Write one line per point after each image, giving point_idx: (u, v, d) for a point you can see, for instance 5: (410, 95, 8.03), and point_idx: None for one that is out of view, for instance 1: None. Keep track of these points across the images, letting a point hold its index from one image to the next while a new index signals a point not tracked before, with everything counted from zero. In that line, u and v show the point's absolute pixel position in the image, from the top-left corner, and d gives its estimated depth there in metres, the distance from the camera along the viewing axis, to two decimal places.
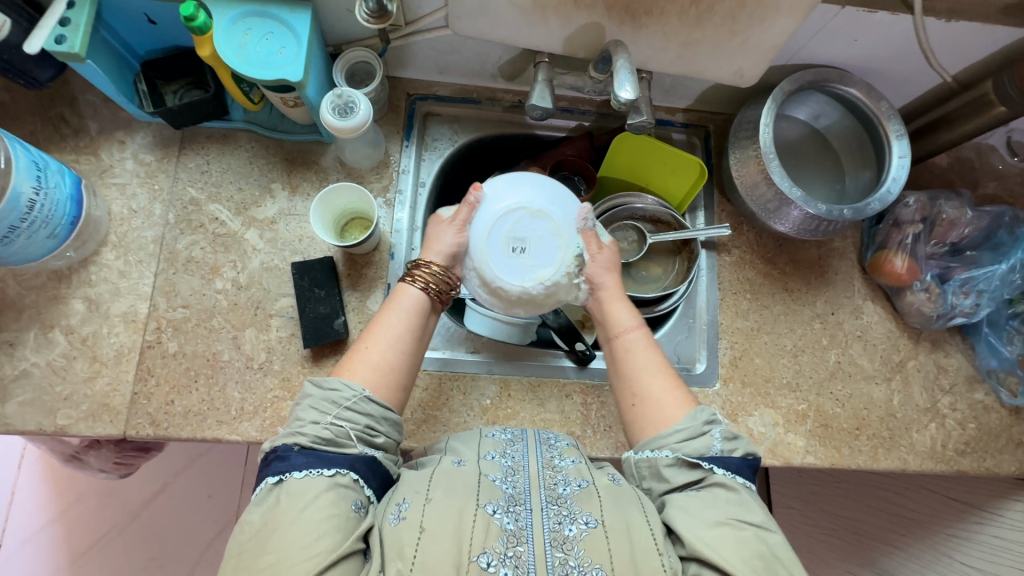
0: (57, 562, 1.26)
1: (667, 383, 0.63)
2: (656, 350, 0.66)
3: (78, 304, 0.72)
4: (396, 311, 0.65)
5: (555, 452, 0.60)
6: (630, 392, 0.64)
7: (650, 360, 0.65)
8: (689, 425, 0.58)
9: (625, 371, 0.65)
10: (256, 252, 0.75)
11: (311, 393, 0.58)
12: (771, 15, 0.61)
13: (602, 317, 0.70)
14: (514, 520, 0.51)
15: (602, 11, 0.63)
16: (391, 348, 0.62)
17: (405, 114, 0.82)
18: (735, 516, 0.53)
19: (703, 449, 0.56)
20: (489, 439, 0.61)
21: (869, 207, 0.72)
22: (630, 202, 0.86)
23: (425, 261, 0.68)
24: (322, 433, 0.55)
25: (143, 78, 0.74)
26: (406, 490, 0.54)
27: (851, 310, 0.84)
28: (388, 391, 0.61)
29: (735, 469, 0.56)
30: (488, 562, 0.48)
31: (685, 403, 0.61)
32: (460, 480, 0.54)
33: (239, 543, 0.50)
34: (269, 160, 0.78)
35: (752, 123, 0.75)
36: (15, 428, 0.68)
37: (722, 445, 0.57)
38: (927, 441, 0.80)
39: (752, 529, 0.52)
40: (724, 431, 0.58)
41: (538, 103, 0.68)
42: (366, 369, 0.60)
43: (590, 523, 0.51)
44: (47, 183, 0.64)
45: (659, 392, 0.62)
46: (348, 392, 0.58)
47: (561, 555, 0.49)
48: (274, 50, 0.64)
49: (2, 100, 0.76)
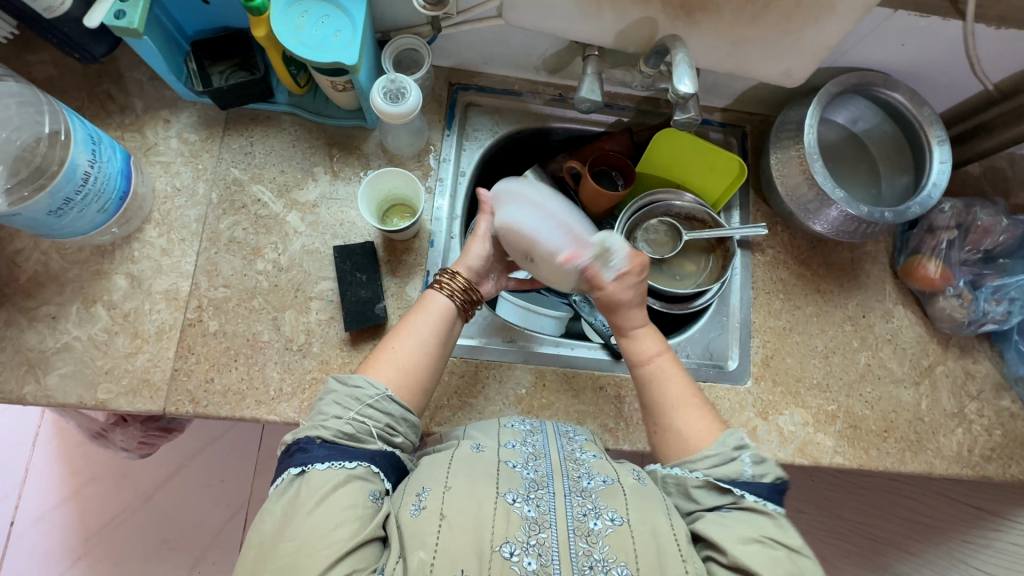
0: (70, 540, 1.26)
1: (697, 411, 0.64)
2: (683, 374, 0.67)
3: (120, 280, 0.72)
4: (422, 315, 0.67)
5: (575, 445, 0.62)
6: (658, 420, 0.65)
7: (676, 387, 0.66)
8: (719, 451, 0.59)
9: (658, 399, 0.66)
10: (297, 234, 0.75)
11: (335, 389, 0.61)
12: (826, 15, 0.62)
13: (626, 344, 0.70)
14: (535, 507, 0.53)
15: (657, 6, 0.64)
16: (414, 348, 0.64)
17: (447, 103, 0.82)
18: (766, 535, 0.54)
19: (735, 473, 0.57)
20: (508, 428, 0.62)
21: (910, 210, 0.73)
22: (668, 198, 0.86)
23: (452, 268, 0.69)
24: (344, 428, 0.57)
25: (193, 57, 0.74)
26: (424, 479, 0.55)
27: (882, 314, 0.84)
28: (407, 391, 0.62)
29: (767, 495, 0.57)
30: (511, 551, 0.49)
31: (713, 428, 0.63)
32: (481, 466, 0.56)
33: (256, 532, 0.51)
34: (312, 144, 0.78)
35: (796, 123, 0.76)
36: (56, 400, 0.68)
37: (753, 470, 0.58)
38: (954, 445, 0.80)
39: (785, 550, 0.53)
40: (754, 455, 0.59)
41: (588, 95, 0.70)
42: (391, 368, 0.63)
43: (615, 519, 0.52)
44: (101, 157, 0.63)
45: (688, 423, 0.63)
46: (371, 390, 0.60)
47: (585, 546, 0.51)
48: (329, 33, 0.64)
49: (49, 74, 0.76)
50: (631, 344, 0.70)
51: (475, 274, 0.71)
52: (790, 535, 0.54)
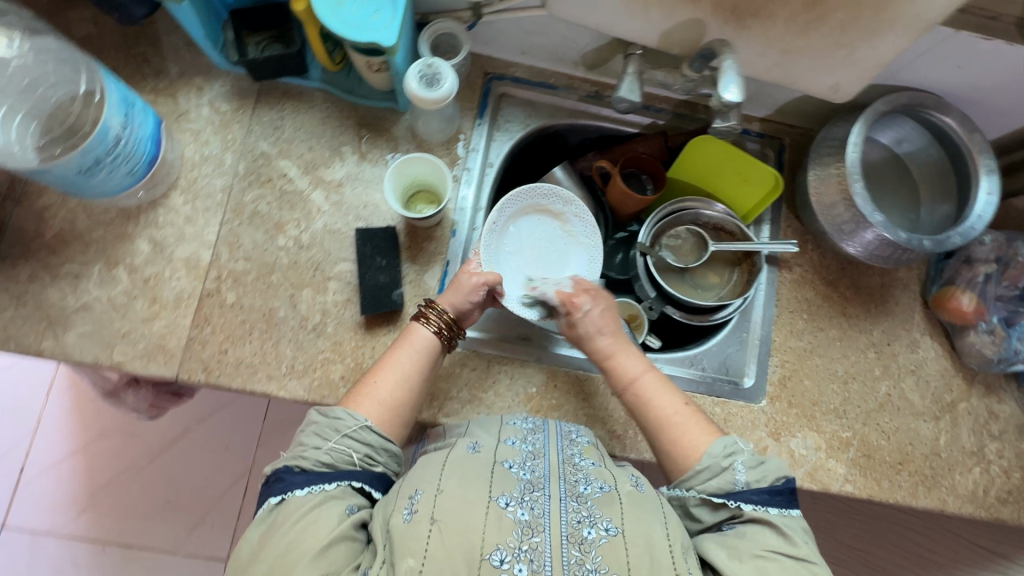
0: (75, 492, 1.29)
1: (690, 421, 0.64)
2: (673, 387, 0.67)
3: (143, 244, 0.72)
4: (406, 348, 0.66)
5: (575, 449, 0.61)
6: (656, 441, 0.65)
7: (668, 402, 0.65)
8: (712, 462, 0.60)
9: (648, 423, 0.66)
10: (321, 213, 0.75)
11: (315, 420, 0.61)
12: (884, 30, 0.59)
13: (609, 367, 0.69)
14: (529, 510, 0.53)
15: (708, 8, 0.61)
16: (396, 381, 0.64)
17: (481, 91, 0.81)
18: (769, 546, 0.54)
19: (727, 485, 0.58)
20: (509, 426, 0.63)
21: (950, 240, 0.70)
22: (698, 207, 0.84)
23: (438, 303, 0.69)
24: (322, 458, 0.58)
25: (230, 26, 0.74)
26: (417, 482, 0.55)
27: (908, 343, 0.82)
28: (390, 424, 0.62)
29: (767, 501, 0.57)
30: (501, 559, 0.49)
31: (706, 435, 0.63)
32: (475, 469, 0.56)
33: (237, 556, 0.54)
34: (342, 122, 0.78)
35: (838, 141, 0.73)
36: (73, 357, 0.69)
37: (748, 476, 0.59)
38: (970, 484, 0.78)
39: (790, 560, 0.54)
40: (746, 461, 0.60)
41: (626, 95, 0.68)
42: (373, 403, 0.62)
43: (610, 529, 0.52)
44: (133, 121, 0.63)
45: (682, 434, 0.63)
46: (350, 421, 0.60)
47: (577, 554, 0.50)
48: (369, 12, 0.63)
49: (88, 33, 0.76)
50: (613, 365, 0.69)
51: (461, 313, 0.70)
52: (797, 545, 0.55)
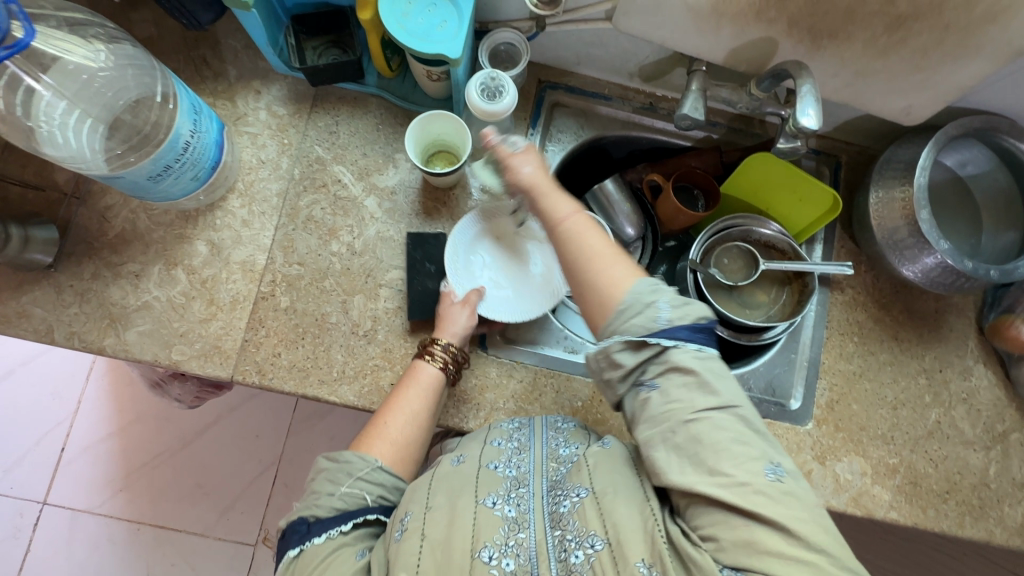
0: (113, 473, 1.33)
1: (616, 260, 0.56)
2: (600, 227, 0.58)
3: (201, 246, 0.73)
4: (412, 388, 0.66)
5: (561, 437, 0.64)
6: (581, 285, 0.57)
7: (596, 238, 0.57)
8: (636, 302, 0.54)
9: (574, 256, 0.57)
10: (374, 220, 0.75)
11: (326, 465, 0.62)
12: (969, 55, 0.57)
13: (539, 202, 0.60)
14: (515, 506, 0.57)
15: (783, 27, 0.60)
16: (406, 421, 0.65)
17: (535, 100, 0.80)
18: (695, 408, 0.51)
19: (651, 325, 0.53)
20: (497, 426, 0.66)
21: (1018, 270, 0.69)
22: (750, 225, 0.82)
23: (440, 338, 0.68)
24: (335, 504, 0.59)
25: (291, 31, 0.74)
26: (407, 504, 0.59)
27: (960, 370, 0.80)
28: (403, 464, 0.65)
29: (686, 338, 0.53)
30: (490, 555, 0.53)
31: (632, 274, 0.56)
32: (459, 481, 0.59)
33: None
34: (396, 129, 0.78)
35: (905, 163, 0.72)
36: (132, 355, 0.70)
37: (670, 315, 0.53)
38: (1018, 517, 0.77)
39: (716, 414, 0.50)
40: (670, 300, 0.54)
41: (690, 113, 0.67)
42: (385, 446, 0.64)
43: (582, 494, 0.55)
44: (201, 128, 0.63)
45: (610, 273, 0.56)
46: (362, 464, 0.62)
47: (560, 532, 0.54)
48: (435, 23, 0.63)
49: (150, 34, 0.77)
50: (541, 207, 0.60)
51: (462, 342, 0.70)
52: (719, 393, 0.51)
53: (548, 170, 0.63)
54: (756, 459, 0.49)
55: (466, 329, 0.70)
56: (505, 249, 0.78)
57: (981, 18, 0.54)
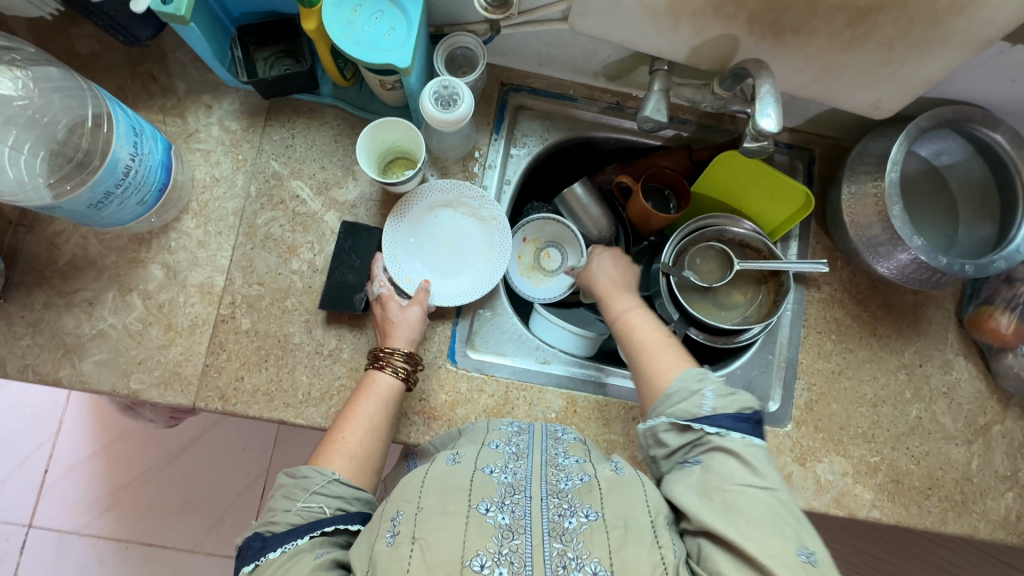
0: (97, 493, 1.32)
1: (665, 351, 0.64)
2: (658, 324, 0.68)
3: (157, 270, 0.71)
4: (369, 399, 0.64)
5: (561, 448, 0.59)
6: (634, 368, 0.66)
7: (649, 330, 0.67)
8: (680, 387, 0.59)
9: (628, 346, 0.68)
10: (335, 235, 0.73)
11: (284, 482, 0.59)
12: (934, 47, 0.55)
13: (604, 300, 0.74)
14: (509, 513, 0.50)
15: (742, 23, 0.57)
16: (364, 433, 0.63)
17: (497, 104, 0.78)
18: (736, 480, 0.52)
19: (695, 410, 0.57)
20: (495, 432, 0.62)
21: (994, 265, 0.67)
22: (724, 224, 0.80)
23: (393, 343, 0.67)
24: (291, 518, 0.56)
25: (239, 42, 0.71)
26: (399, 501, 0.52)
27: (940, 364, 0.79)
28: (362, 475, 0.61)
29: (730, 425, 0.55)
30: (482, 564, 0.46)
31: (682, 364, 0.63)
32: (454, 482, 0.53)
33: None
34: (355, 139, 0.75)
35: (877, 157, 0.70)
36: (90, 385, 0.68)
37: (714, 402, 0.57)
38: (1002, 510, 0.76)
39: (756, 490, 0.51)
40: (716, 388, 0.58)
41: (652, 115, 0.64)
42: (342, 458, 0.61)
43: (591, 516, 0.50)
44: (142, 150, 0.61)
45: (656, 361, 0.64)
46: (318, 476, 0.59)
47: (560, 547, 0.48)
48: (382, 31, 0.60)
49: (93, 50, 0.74)
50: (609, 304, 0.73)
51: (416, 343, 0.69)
52: (762, 474, 0.52)
53: (618, 277, 0.76)
54: (789, 539, 0.48)
55: (416, 325, 0.68)
56: (447, 228, 0.76)
57: (944, 9, 0.52)
